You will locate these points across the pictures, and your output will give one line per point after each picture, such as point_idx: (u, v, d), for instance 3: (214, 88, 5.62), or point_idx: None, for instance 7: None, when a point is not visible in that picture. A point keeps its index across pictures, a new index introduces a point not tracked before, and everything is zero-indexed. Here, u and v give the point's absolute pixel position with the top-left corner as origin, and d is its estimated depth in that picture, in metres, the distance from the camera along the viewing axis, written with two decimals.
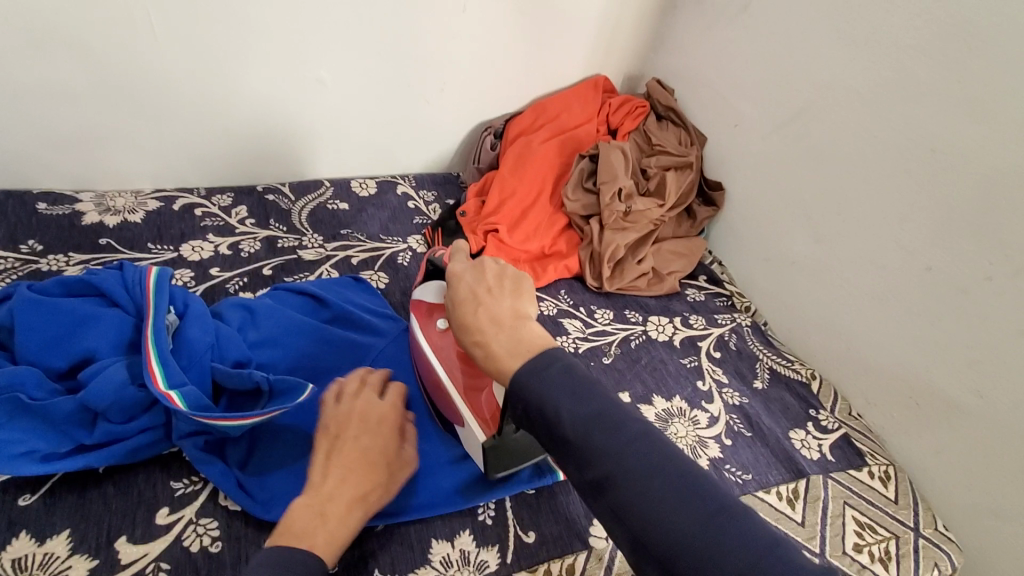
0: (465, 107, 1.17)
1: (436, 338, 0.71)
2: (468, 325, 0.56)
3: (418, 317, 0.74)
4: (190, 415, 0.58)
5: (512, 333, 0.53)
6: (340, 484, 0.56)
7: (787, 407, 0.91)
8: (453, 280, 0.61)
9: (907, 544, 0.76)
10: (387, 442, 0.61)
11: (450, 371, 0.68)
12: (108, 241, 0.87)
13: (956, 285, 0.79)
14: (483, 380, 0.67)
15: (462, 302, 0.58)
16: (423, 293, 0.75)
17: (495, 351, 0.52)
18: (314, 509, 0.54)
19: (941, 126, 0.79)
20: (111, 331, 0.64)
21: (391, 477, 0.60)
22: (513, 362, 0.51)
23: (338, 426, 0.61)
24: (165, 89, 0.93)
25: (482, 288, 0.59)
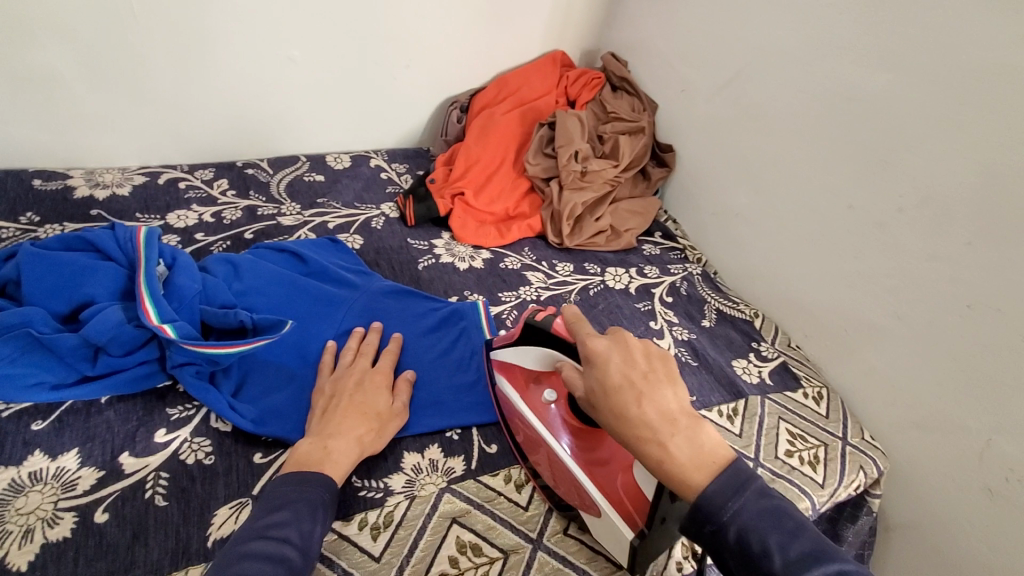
0: (432, 83, 1.25)
1: (541, 408, 0.72)
2: (625, 418, 0.55)
3: (513, 386, 0.75)
4: (182, 343, 0.66)
5: (690, 437, 0.54)
6: (339, 428, 0.65)
7: (731, 342, 0.99)
8: (591, 364, 0.59)
9: (834, 451, 0.85)
10: (379, 397, 0.70)
11: (569, 447, 0.68)
12: (99, 212, 0.94)
13: (874, 220, 0.89)
14: (603, 455, 0.67)
15: (619, 387, 0.56)
16: (516, 360, 0.73)
17: (674, 456, 0.53)
18: (319, 445, 0.63)
19: (855, 77, 0.88)
20: (107, 279, 0.71)
21: (384, 425, 0.68)
22: (701, 478, 0.52)
23: (336, 388, 0.70)
24: (148, 72, 1.00)
25: (635, 372, 0.57)
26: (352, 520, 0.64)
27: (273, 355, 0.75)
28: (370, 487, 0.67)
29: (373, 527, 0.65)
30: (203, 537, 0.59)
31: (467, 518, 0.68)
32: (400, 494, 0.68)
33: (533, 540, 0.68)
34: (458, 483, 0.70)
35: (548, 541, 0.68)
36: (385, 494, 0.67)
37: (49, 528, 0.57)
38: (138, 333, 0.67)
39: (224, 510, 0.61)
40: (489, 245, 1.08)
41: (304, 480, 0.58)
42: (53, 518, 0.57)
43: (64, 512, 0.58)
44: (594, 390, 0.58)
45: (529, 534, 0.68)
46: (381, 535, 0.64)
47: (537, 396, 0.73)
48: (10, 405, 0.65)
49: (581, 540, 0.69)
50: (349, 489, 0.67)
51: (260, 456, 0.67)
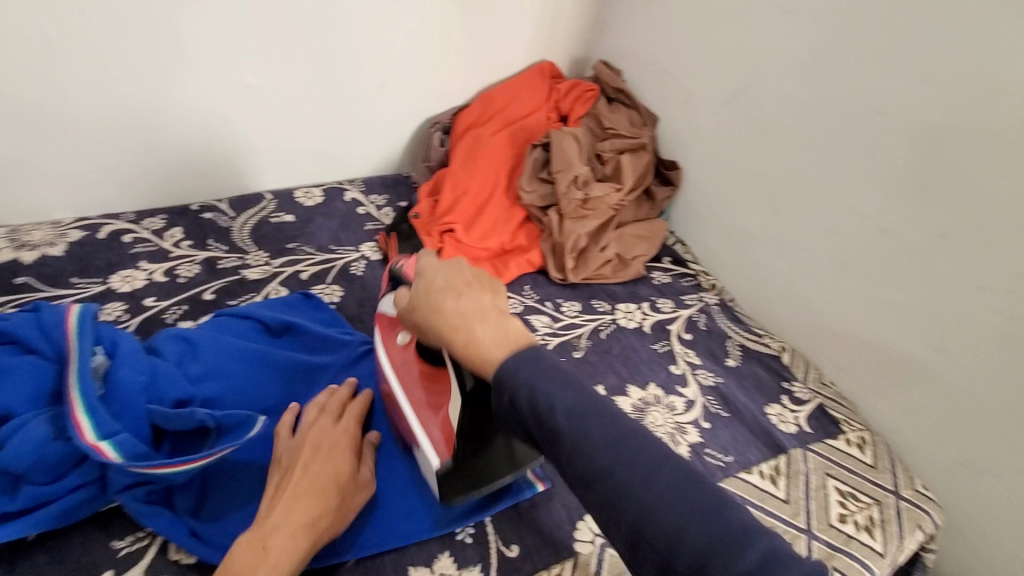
0: (409, 104, 1.12)
1: (397, 357, 0.69)
2: (440, 312, 0.54)
3: (379, 331, 0.72)
4: (127, 466, 0.53)
5: (498, 326, 0.52)
6: (289, 512, 0.54)
7: (761, 383, 0.90)
8: (420, 275, 0.58)
9: (889, 508, 0.77)
10: (340, 463, 0.59)
11: (410, 393, 0.66)
12: (26, 279, 0.80)
13: (913, 247, 0.80)
14: (444, 399, 0.66)
15: (437, 292, 0.55)
16: (387, 304, 0.71)
17: (478, 343, 0.51)
18: (253, 543, 0.51)
19: (885, 90, 0.79)
20: (28, 383, 0.57)
21: (345, 502, 0.58)
22: (502, 352, 0.50)
23: (292, 456, 0.60)
24: (77, 110, 0.86)
25: (459, 281, 0.55)
26: None
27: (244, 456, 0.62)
28: None
29: None
30: None
31: None
32: None
33: None
34: None
35: None
36: None
37: None
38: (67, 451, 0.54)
39: None
40: None
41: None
42: None
43: None
44: (417, 293, 0.56)
45: None
46: None
47: (394, 342, 0.71)
48: None
49: None
50: None
51: None
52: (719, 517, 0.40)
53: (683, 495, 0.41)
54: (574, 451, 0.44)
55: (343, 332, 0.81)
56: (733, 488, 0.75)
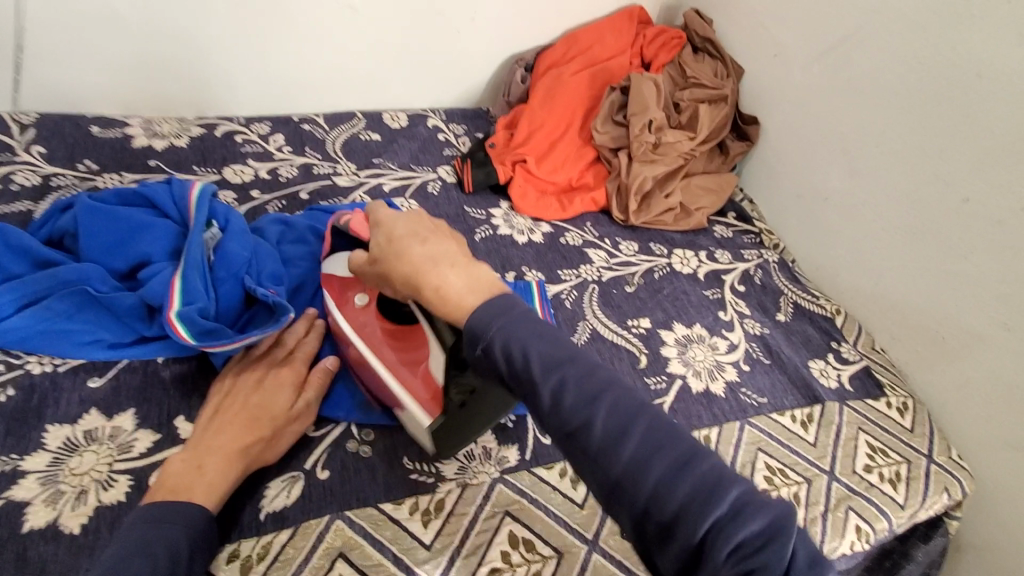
0: (497, 37, 1.16)
1: (354, 316, 0.67)
2: (408, 257, 0.52)
3: (331, 295, 0.69)
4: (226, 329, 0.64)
5: (468, 271, 0.50)
6: (218, 439, 0.58)
7: (808, 339, 0.92)
8: (378, 226, 0.57)
9: (919, 469, 0.78)
10: (277, 398, 0.62)
11: (382, 353, 0.64)
12: (156, 163, 0.93)
13: (991, 217, 0.77)
14: (419, 354, 0.65)
15: (403, 238, 0.54)
16: (337, 266, 0.70)
17: (448, 291, 0.48)
18: (193, 462, 0.56)
19: (992, 49, 0.75)
20: (162, 238, 0.69)
21: (279, 432, 0.61)
22: (474, 299, 0.48)
23: (232, 387, 0.63)
24: (205, 17, 0.97)
25: (424, 230, 0.55)
26: (403, 503, 0.61)
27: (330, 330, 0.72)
28: (422, 471, 0.64)
29: (424, 513, 0.61)
30: (256, 510, 0.58)
31: (521, 512, 0.63)
32: (452, 481, 0.64)
33: (589, 541, 0.62)
34: (511, 473, 0.66)
35: (604, 544, 0.62)
36: (437, 479, 0.64)
37: (104, 491, 0.57)
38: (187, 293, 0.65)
39: (276, 482, 0.61)
40: (548, 218, 1.02)
41: (162, 512, 0.51)
42: (108, 480, 0.58)
43: (119, 475, 0.58)
44: (375, 244, 0.56)
45: (584, 534, 0.62)
46: (432, 522, 0.60)
47: (349, 303, 0.68)
48: (65, 361, 0.65)
49: None
50: (401, 472, 0.64)
51: (312, 430, 0.66)
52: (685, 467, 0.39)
53: (642, 444, 0.39)
54: (566, 401, 0.42)
55: None
56: (764, 426, 0.79)
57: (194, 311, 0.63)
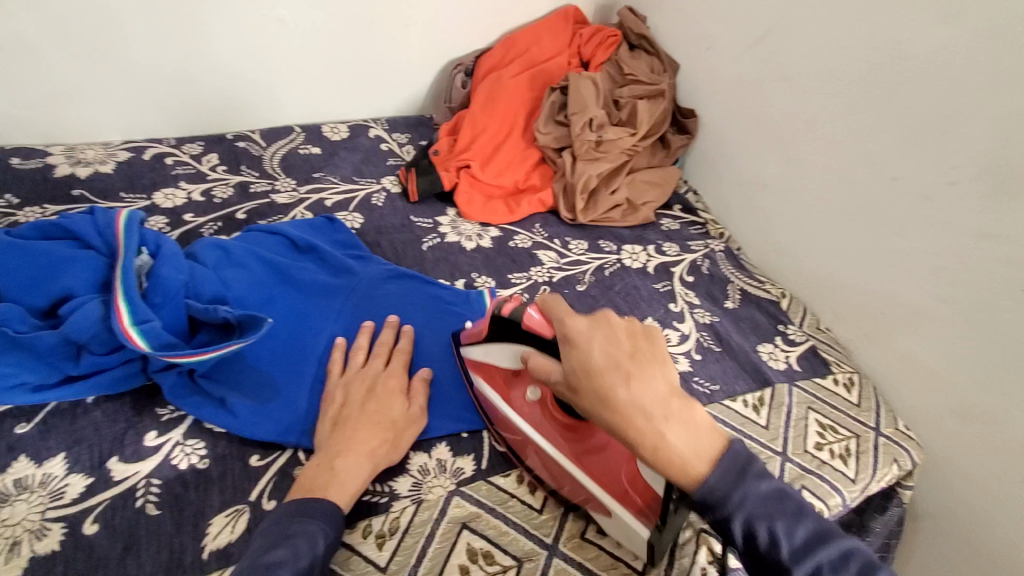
0: (435, 43, 1.15)
1: (526, 409, 0.67)
2: (618, 406, 0.51)
3: (494, 386, 0.69)
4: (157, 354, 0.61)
5: (688, 430, 0.52)
6: (349, 443, 0.60)
7: (757, 324, 0.94)
8: (571, 343, 0.55)
9: (867, 442, 0.81)
10: (392, 403, 0.64)
11: (557, 442, 0.64)
12: (81, 192, 0.88)
13: (917, 193, 0.80)
14: (597, 440, 0.64)
15: (603, 369, 0.52)
16: (488, 356, 0.68)
17: (671, 443, 0.51)
18: (326, 465, 0.58)
19: (905, 31, 0.78)
20: (87, 270, 0.65)
21: (400, 433, 0.63)
22: (703, 465, 0.51)
23: (345, 394, 0.65)
24: (126, 37, 0.93)
25: (620, 356, 0.53)
26: (356, 527, 0.60)
27: (270, 351, 0.70)
28: (375, 492, 0.63)
29: (378, 535, 0.60)
30: (198, 549, 0.55)
31: (478, 523, 0.62)
32: (406, 499, 0.63)
33: (549, 546, 0.62)
34: (467, 485, 0.65)
35: (565, 548, 0.62)
36: (391, 498, 0.62)
37: (36, 542, 0.54)
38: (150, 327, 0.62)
39: (220, 518, 0.58)
40: (497, 222, 1.01)
41: (307, 511, 0.53)
42: (40, 530, 0.54)
43: (51, 524, 0.55)
44: (568, 364, 0.55)
45: (545, 540, 0.62)
46: (387, 543, 0.59)
47: (518, 396, 0.68)
48: None
49: (599, 545, 0.62)
50: None
51: (257, 458, 0.63)
52: (757, 486, 0.50)
53: (800, 553, 0.48)
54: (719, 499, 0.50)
55: (356, 253, 0.86)
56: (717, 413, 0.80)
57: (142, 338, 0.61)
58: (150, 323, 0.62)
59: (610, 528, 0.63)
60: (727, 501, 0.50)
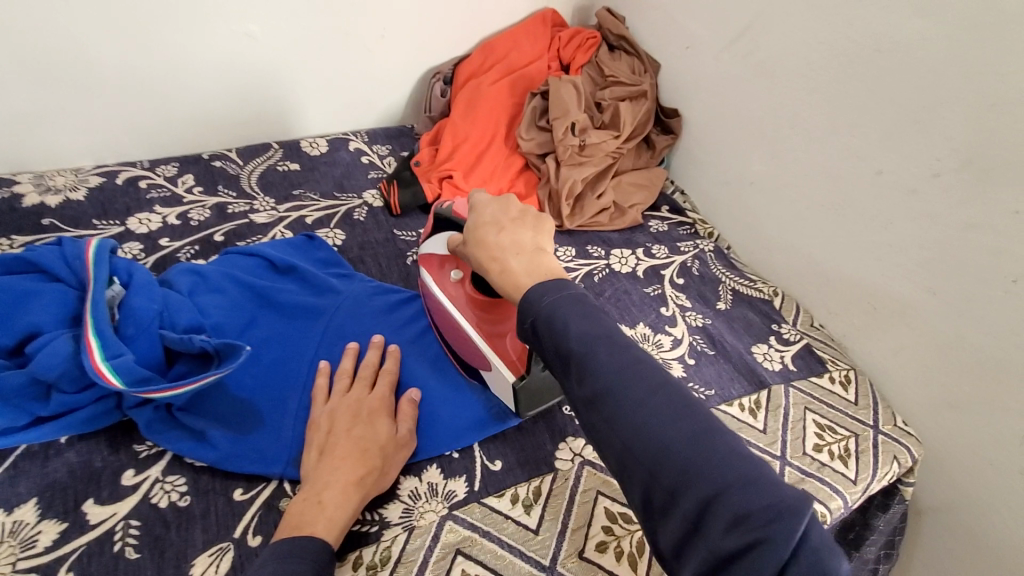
0: (412, 52, 1.14)
1: (451, 291, 0.73)
2: (485, 244, 0.61)
3: (429, 270, 0.76)
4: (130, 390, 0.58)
5: (530, 261, 0.59)
6: (335, 474, 0.57)
7: (750, 324, 0.92)
8: (474, 209, 0.66)
9: (866, 441, 0.80)
10: (378, 428, 0.62)
11: (467, 315, 0.70)
12: (51, 221, 0.86)
13: (904, 186, 0.79)
14: (504, 325, 0.69)
15: (484, 223, 0.63)
16: (432, 246, 0.75)
17: (514, 270, 0.58)
18: (312, 499, 0.55)
19: (884, 23, 0.77)
20: (55, 305, 0.63)
21: (389, 458, 0.61)
22: (530, 280, 0.56)
23: (329, 421, 0.62)
24: (90, 59, 0.91)
25: (504, 218, 0.63)
26: (346, 560, 0.58)
27: (252, 378, 0.68)
28: (364, 521, 0.61)
29: (369, 567, 0.58)
30: None
31: (473, 549, 0.60)
32: (397, 527, 0.61)
33: (547, 568, 0.60)
34: (460, 508, 0.63)
35: (563, 569, 0.60)
36: (381, 527, 0.60)
37: None
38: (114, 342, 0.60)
39: (202, 558, 0.55)
40: None
41: (294, 550, 0.50)
42: None
43: (24, 575, 0.52)
44: (469, 227, 0.65)
45: (542, 562, 0.60)
46: (378, 575, 0.57)
47: (446, 276, 0.74)
48: None
49: (597, 564, 0.60)
50: None
51: (241, 492, 0.61)
52: (677, 408, 0.43)
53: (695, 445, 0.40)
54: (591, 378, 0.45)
55: (339, 272, 0.84)
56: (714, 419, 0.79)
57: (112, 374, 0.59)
58: (121, 357, 0.59)
59: (609, 546, 0.62)
60: (629, 412, 0.43)
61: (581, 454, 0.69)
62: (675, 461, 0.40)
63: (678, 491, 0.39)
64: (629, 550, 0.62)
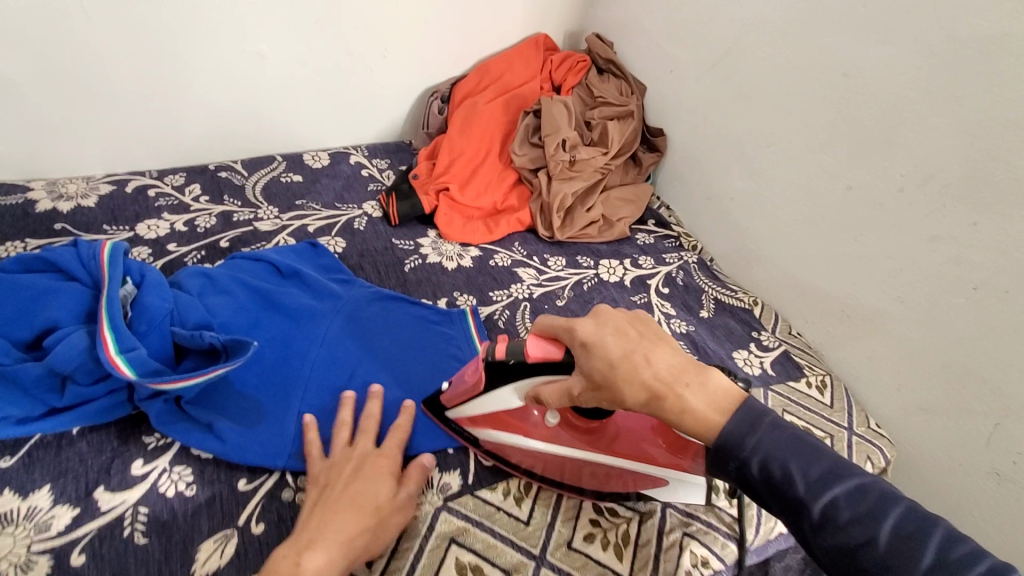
0: (411, 72, 1.20)
1: (548, 432, 0.66)
2: (643, 386, 0.52)
3: (505, 426, 0.67)
4: (142, 381, 0.62)
5: (702, 388, 0.53)
6: (325, 528, 0.54)
7: (731, 332, 0.97)
8: (586, 347, 0.55)
9: (840, 441, 0.84)
10: (379, 488, 0.59)
11: (582, 446, 0.65)
12: (63, 226, 0.89)
13: (872, 201, 0.85)
14: (614, 427, 0.65)
15: (620, 360, 0.53)
16: (492, 403, 0.65)
17: (694, 408, 0.52)
18: (292, 556, 0.51)
19: (851, 51, 0.83)
20: (71, 302, 0.66)
21: (383, 521, 0.58)
22: (720, 417, 0.51)
23: (328, 474, 0.61)
24: (107, 75, 0.96)
25: (632, 336, 0.55)
26: None
27: (255, 373, 0.71)
28: None
29: None
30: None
31: (466, 538, 0.63)
32: None
33: (537, 558, 0.63)
34: (454, 500, 0.66)
35: (552, 558, 0.63)
36: None
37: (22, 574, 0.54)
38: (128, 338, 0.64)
39: (208, 543, 0.59)
40: (477, 242, 1.04)
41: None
42: (26, 563, 0.55)
43: (38, 556, 0.55)
44: (590, 369, 0.54)
45: (532, 551, 0.63)
46: (377, 561, 0.60)
47: (536, 421, 0.66)
48: None
49: (586, 554, 0.64)
50: None
51: (245, 483, 0.64)
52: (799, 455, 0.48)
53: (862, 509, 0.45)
54: (762, 461, 0.48)
55: (340, 278, 0.88)
56: None
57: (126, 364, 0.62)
58: (135, 351, 0.63)
59: (596, 537, 0.65)
60: (795, 482, 0.47)
61: None
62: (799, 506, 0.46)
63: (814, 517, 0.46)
64: (615, 541, 0.65)
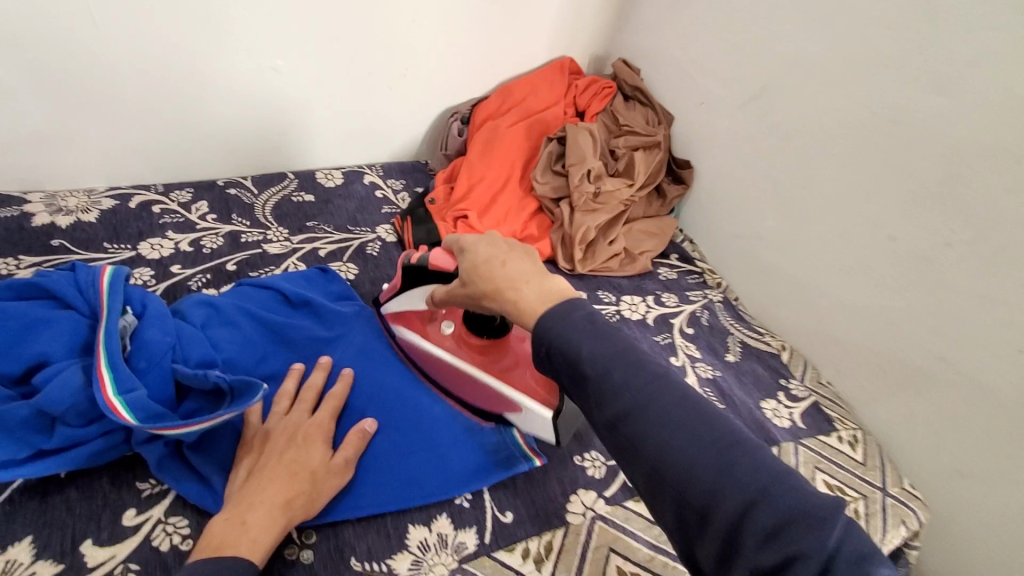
0: (432, 92, 1.16)
1: (445, 343, 0.76)
2: (491, 278, 0.58)
3: (414, 328, 0.77)
4: (143, 425, 0.56)
5: (541, 285, 0.55)
6: (262, 494, 0.55)
7: (759, 379, 0.93)
8: (463, 252, 0.63)
9: (875, 504, 0.80)
10: (313, 452, 0.60)
11: (468, 359, 0.74)
12: (61, 242, 0.84)
13: (916, 253, 0.81)
14: (507, 360, 0.74)
15: (484, 262, 0.59)
16: (407, 305, 0.76)
17: (523, 303, 0.54)
18: (235, 518, 0.53)
19: (897, 96, 0.80)
20: (65, 334, 0.61)
21: (319, 485, 0.59)
22: (543, 306, 0.53)
23: (264, 442, 0.61)
24: (116, 85, 0.91)
25: (501, 248, 0.60)
26: None
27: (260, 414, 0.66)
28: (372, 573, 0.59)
29: None
30: None
31: None
32: None
33: None
34: (470, 563, 0.62)
35: None
36: None
37: None
38: (128, 376, 0.59)
39: None
40: None
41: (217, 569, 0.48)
42: None
43: None
44: (462, 271, 0.62)
45: None
46: None
47: (436, 331, 0.77)
48: None
49: None
50: None
51: None
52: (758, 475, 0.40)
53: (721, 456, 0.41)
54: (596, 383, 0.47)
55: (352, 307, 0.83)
56: None
57: (125, 406, 0.56)
58: (134, 393, 0.58)
59: None
60: (634, 415, 0.45)
61: (593, 509, 0.68)
62: (687, 473, 0.41)
63: (751, 508, 0.39)
64: None
